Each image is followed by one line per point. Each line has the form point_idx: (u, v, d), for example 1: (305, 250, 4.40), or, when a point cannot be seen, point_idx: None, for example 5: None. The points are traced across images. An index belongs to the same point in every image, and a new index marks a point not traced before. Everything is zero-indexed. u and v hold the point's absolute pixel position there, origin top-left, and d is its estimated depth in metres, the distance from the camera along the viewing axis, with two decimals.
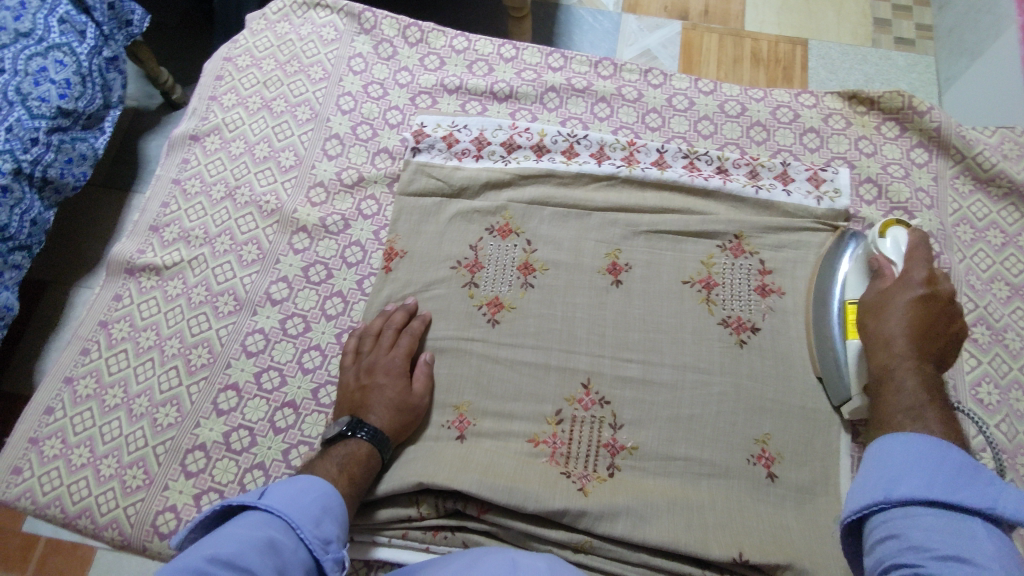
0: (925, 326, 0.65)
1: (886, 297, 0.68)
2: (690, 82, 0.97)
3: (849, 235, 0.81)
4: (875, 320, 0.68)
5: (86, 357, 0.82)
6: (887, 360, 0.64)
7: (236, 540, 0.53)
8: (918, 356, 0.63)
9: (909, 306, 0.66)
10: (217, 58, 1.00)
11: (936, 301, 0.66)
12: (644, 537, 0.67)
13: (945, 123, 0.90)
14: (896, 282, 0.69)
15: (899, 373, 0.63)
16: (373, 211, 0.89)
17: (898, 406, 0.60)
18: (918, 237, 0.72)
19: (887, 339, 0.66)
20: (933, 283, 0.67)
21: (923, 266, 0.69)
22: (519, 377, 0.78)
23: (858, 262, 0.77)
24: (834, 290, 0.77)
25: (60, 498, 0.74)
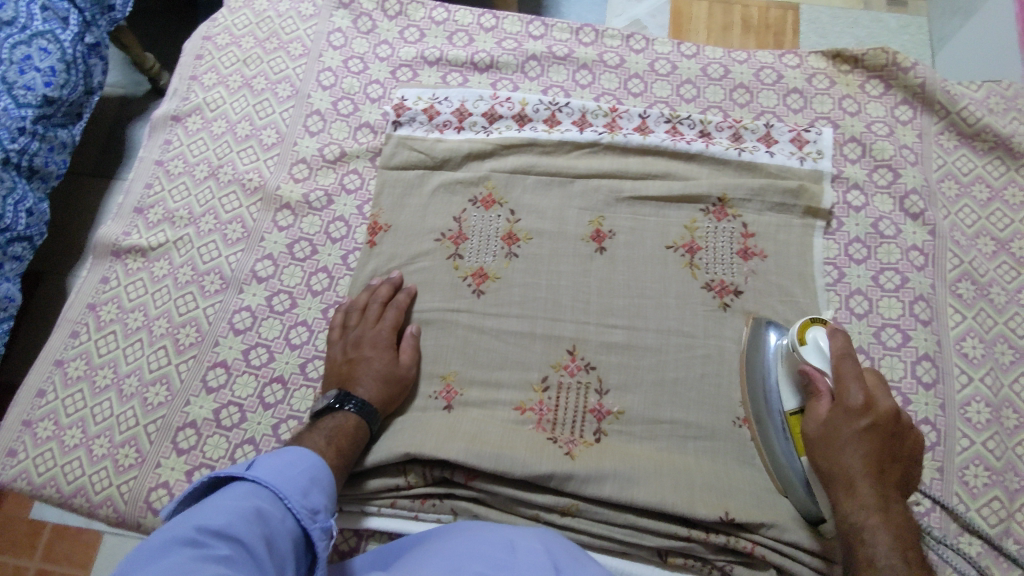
0: (877, 460, 0.63)
1: (832, 429, 0.65)
2: (673, 46, 0.96)
3: (765, 324, 0.76)
4: (826, 457, 0.65)
5: (76, 340, 0.82)
6: (853, 509, 0.61)
7: (226, 510, 0.54)
8: (883, 504, 0.61)
9: (857, 441, 0.63)
10: (195, 37, 0.99)
11: (881, 428, 0.64)
12: (631, 498, 0.68)
13: (929, 79, 0.89)
14: (837, 408, 0.65)
15: (870, 532, 0.60)
16: (356, 186, 0.89)
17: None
18: (842, 342, 0.68)
19: (848, 481, 0.63)
20: (872, 404, 0.64)
21: (858, 383, 0.65)
22: (504, 347, 0.79)
23: (786, 364, 0.72)
24: (771, 400, 0.72)
25: (55, 478, 0.75)
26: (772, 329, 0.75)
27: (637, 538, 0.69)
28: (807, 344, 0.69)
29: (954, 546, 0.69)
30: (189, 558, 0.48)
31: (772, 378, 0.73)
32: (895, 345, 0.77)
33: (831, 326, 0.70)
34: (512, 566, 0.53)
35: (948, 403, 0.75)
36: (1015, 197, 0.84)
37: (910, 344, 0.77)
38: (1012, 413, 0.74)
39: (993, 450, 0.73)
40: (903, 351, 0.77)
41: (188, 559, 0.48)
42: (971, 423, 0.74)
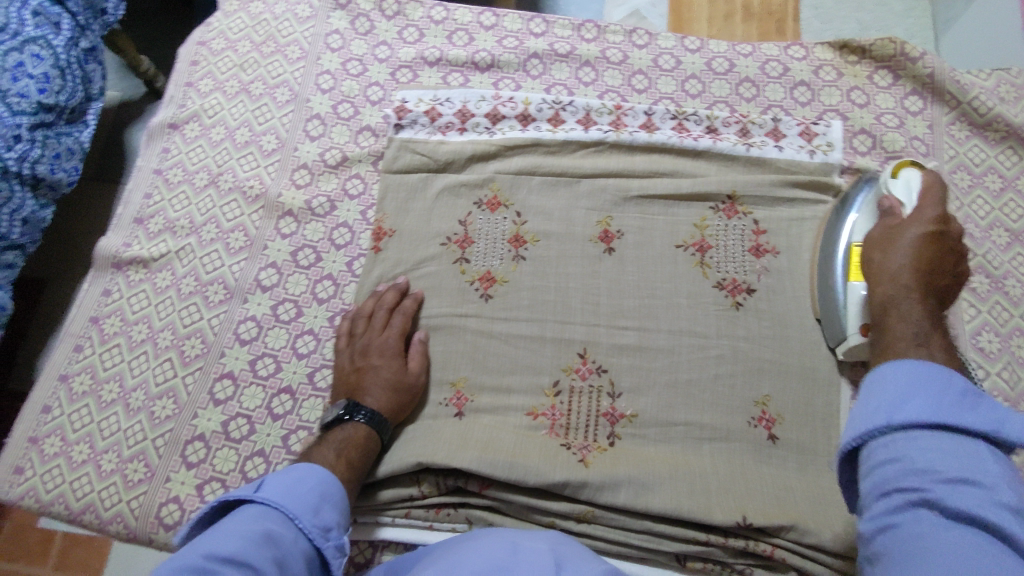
0: (929, 261, 0.60)
1: (896, 233, 0.65)
2: (676, 41, 0.95)
3: (866, 180, 0.78)
4: (882, 254, 0.64)
5: (80, 354, 0.81)
6: (892, 290, 0.60)
7: (236, 535, 0.52)
8: (924, 291, 0.59)
9: (913, 241, 0.62)
10: (191, 42, 0.97)
11: (945, 240, 0.62)
12: (647, 505, 0.67)
13: (938, 68, 0.87)
14: (907, 219, 0.65)
15: (903, 306, 0.58)
16: (359, 190, 0.88)
17: (904, 333, 0.55)
18: (932, 177, 0.68)
19: (893, 270, 0.62)
20: (943, 222, 0.63)
21: (937, 205, 0.65)
22: (514, 351, 0.78)
23: (869, 205, 0.74)
24: (841, 235, 0.75)
25: (64, 494, 0.74)
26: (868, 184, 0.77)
27: (655, 543, 0.68)
28: (896, 180, 0.71)
29: None
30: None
31: (848, 218, 0.76)
32: None
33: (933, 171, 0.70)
34: (514, 568, 0.50)
35: None
36: None
37: None
38: None
39: None
40: None
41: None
42: None
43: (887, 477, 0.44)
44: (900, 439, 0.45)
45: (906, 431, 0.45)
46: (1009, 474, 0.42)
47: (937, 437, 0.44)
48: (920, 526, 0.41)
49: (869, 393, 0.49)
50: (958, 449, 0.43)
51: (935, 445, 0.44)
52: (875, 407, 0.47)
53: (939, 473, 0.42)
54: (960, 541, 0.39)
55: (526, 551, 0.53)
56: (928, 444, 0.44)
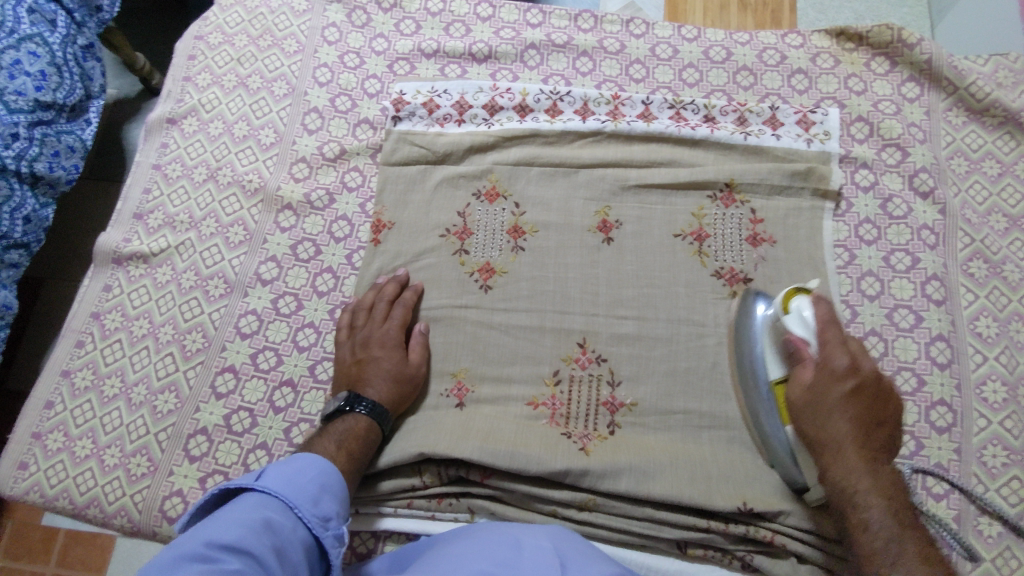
0: (864, 425, 0.62)
1: (818, 394, 0.63)
2: (673, 30, 0.95)
3: (753, 294, 0.74)
4: (813, 424, 0.64)
5: (81, 349, 0.81)
6: (841, 475, 0.61)
7: (235, 523, 0.53)
8: (870, 465, 0.61)
9: (843, 407, 0.62)
10: (188, 37, 0.97)
11: (866, 391, 0.63)
12: (648, 492, 0.68)
13: (936, 54, 0.87)
14: (821, 374, 0.64)
15: (861, 495, 0.59)
16: (357, 183, 0.88)
17: (873, 546, 0.58)
18: (825, 311, 0.65)
19: (838, 445, 0.62)
20: (856, 367, 0.63)
21: (843, 350, 0.64)
22: (514, 341, 0.78)
23: (771, 336, 0.70)
24: (756, 372, 0.70)
25: (68, 489, 0.75)
26: (756, 298, 0.73)
27: (656, 530, 0.68)
28: (791, 313, 0.67)
29: (973, 527, 0.69)
30: (202, 571, 0.47)
31: (759, 349, 0.71)
32: (909, 326, 0.77)
33: (817, 295, 0.67)
34: (517, 566, 0.51)
35: (963, 385, 0.74)
36: None
37: (924, 325, 0.76)
38: None
39: (1011, 429, 0.72)
40: (917, 332, 0.76)
41: (200, 571, 0.47)
42: (987, 403, 0.73)
43: None
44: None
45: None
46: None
47: None
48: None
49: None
50: None
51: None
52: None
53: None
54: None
55: (531, 549, 0.54)
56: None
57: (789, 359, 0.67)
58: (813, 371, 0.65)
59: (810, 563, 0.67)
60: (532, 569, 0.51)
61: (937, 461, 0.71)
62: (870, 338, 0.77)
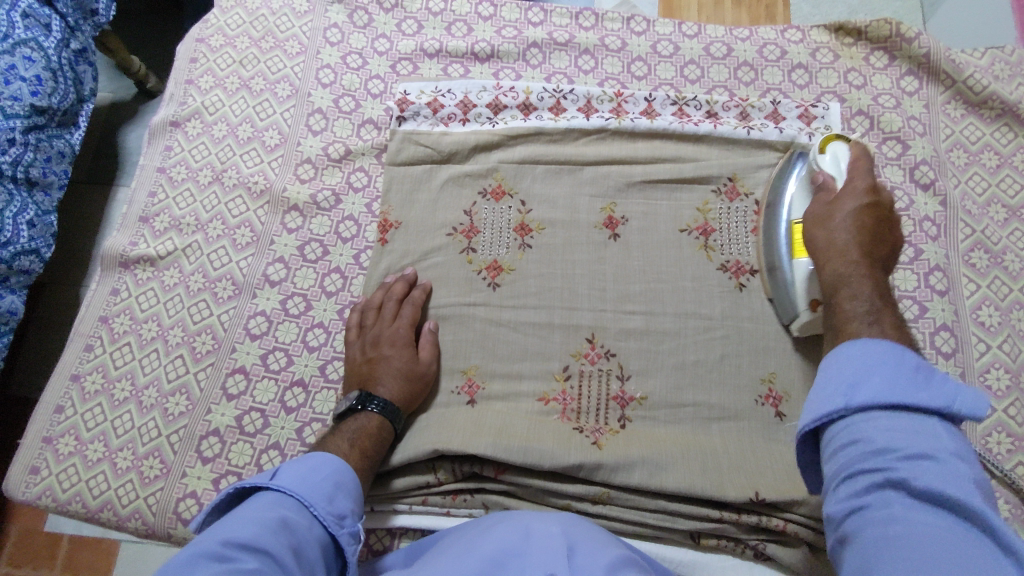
0: (872, 234, 0.61)
1: (835, 208, 0.64)
2: (674, 26, 0.95)
3: (796, 157, 0.79)
4: (824, 232, 0.64)
5: (90, 353, 0.81)
6: (838, 268, 0.59)
7: (252, 522, 0.53)
8: (868, 264, 0.59)
9: (853, 216, 0.62)
10: (189, 39, 0.97)
11: (882, 211, 0.63)
12: (661, 485, 0.68)
13: (934, 48, 0.88)
14: (840, 193, 0.65)
15: (852, 281, 0.57)
16: (363, 183, 0.88)
17: (852, 313, 0.55)
18: (858, 148, 0.69)
19: (840, 246, 0.61)
20: (877, 191, 0.64)
21: (868, 178, 0.65)
22: (523, 338, 0.78)
23: (801, 183, 0.75)
24: (782, 212, 0.76)
25: (81, 492, 0.75)
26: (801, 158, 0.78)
27: (669, 522, 0.69)
28: (825, 155, 0.71)
29: None
30: (220, 570, 0.47)
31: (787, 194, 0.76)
32: (913, 316, 0.78)
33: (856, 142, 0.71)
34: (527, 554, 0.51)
35: (967, 373, 0.75)
36: None
37: (928, 315, 0.78)
38: None
39: (1015, 416, 0.73)
40: (921, 322, 0.77)
41: (218, 570, 0.47)
42: (991, 391, 0.74)
43: (852, 459, 0.44)
44: (858, 420, 0.45)
45: (862, 412, 0.45)
46: (963, 447, 0.43)
47: (892, 418, 0.44)
48: (888, 506, 0.41)
49: (825, 379, 0.49)
50: (914, 427, 0.43)
51: (889, 424, 0.44)
52: (832, 390, 0.47)
53: (901, 449, 0.42)
54: (933, 517, 0.39)
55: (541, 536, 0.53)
56: (886, 422, 0.44)
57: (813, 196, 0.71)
58: (834, 193, 0.66)
59: (822, 551, 0.68)
60: (542, 556, 0.50)
61: None
62: None
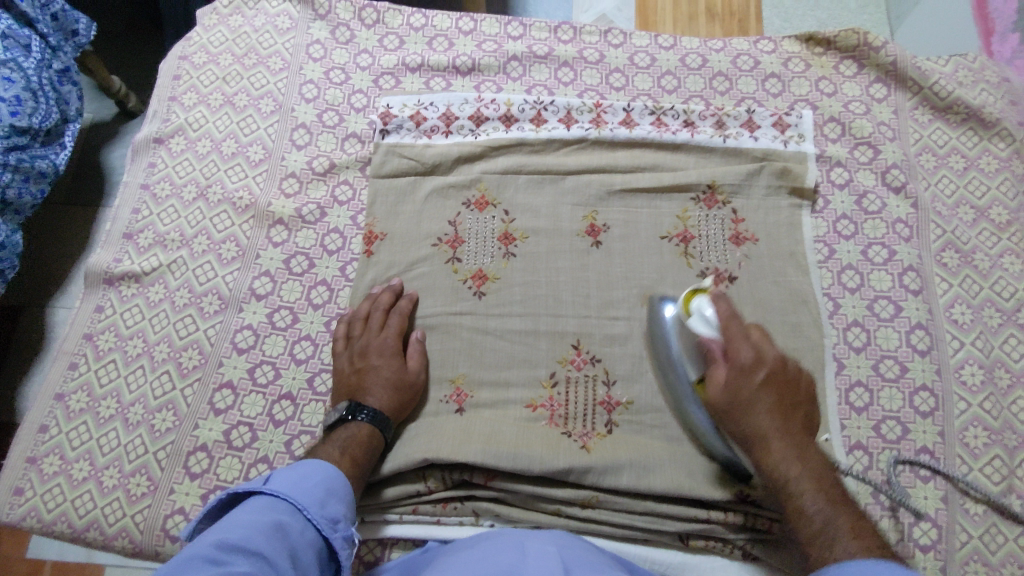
0: (783, 413, 0.63)
1: (734, 392, 0.64)
2: (650, 39, 0.98)
3: (659, 300, 0.77)
4: (738, 422, 0.64)
5: (75, 372, 0.81)
6: (773, 466, 0.61)
7: (244, 526, 0.53)
8: (798, 451, 0.61)
9: (760, 402, 0.63)
10: (172, 57, 0.97)
11: (777, 378, 0.64)
12: (649, 486, 0.69)
13: (900, 56, 0.92)
14: (732, 370, 0.65)
15: (796, 483, 0.60)
16: (348, 197, 0.89)
17: (814, 529, 0.57)
18: (726, 307, 0.69)
19: (765, 439, 0.62)
20: (761, 357, 0.65)
21: (748, 342, 0.66)
22: (510, 346, 0.79)
23: (681, 337, 0.73)
24: (678, 372, 0.73)
25: (66, 513, 0.74)
26: (666, 301, 0.76)
27: (658, 524, 0.70)
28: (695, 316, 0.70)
29: (961, 507, 0.71)
30: None
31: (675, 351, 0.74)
32: (889, 316, 0.80)
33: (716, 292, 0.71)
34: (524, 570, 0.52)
35: (943, 370, 0.77)
36: (990, 165, 0.87)
37: (903, 314, 0.80)
38: (1005, 372, 0.77)
39: (990, 410, 0.75)
40: (897, 321, 0.79)
41: None
42: (967, 386, 0.76)
43: None
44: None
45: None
46: None
47: None
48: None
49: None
50: None
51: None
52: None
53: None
54: None
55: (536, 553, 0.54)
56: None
57: (702, 359, 0.70)
58: (725, 367, 0.66)
59: None
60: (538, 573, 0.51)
61: (923, 445, 0.74)
62: (854, 328, 0.80)
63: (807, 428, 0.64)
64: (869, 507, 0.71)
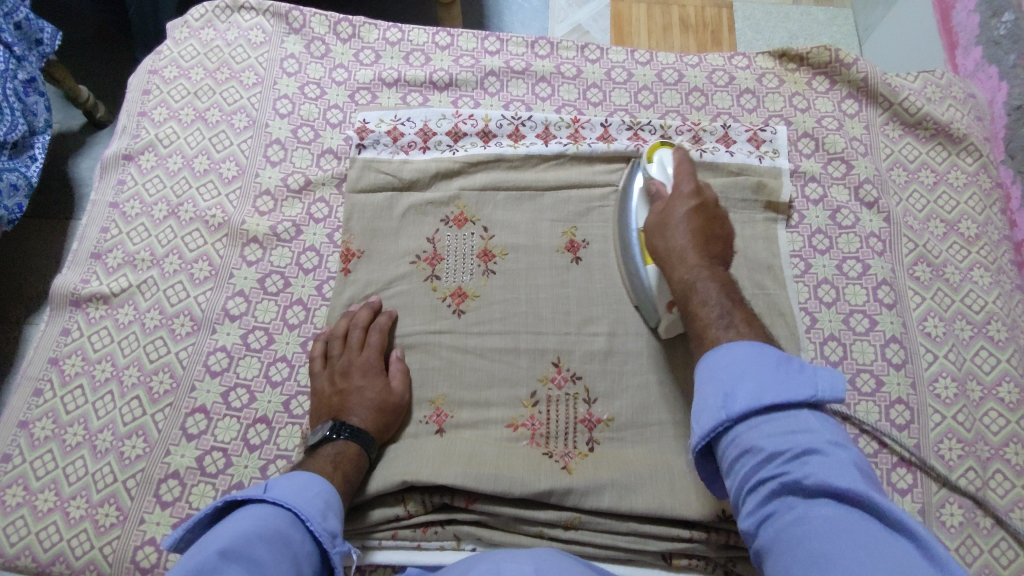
0: (703, 233, 0.68)
1: (667, 211, 0.71)
2: (627, 54, 0.98)
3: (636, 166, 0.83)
4: (662, 238, 0.70)
5: (40, 399, 0.78)
6: (685, 274, 0.66)
7: (246, 534, 0.52)
8: (708, 263, 0.66)
9: (685, 219, 0.69)
10: (141, 72, 0.95)
11: (708, 208, 0.70)
12: (631, 506, 0.69)
13: (871, 73, 0.93)
14: (671, 197, 0.72)
15: (700, 286, 0.64)
16: (324, 214, 0.87)
17: (709, 320, 0.61)
18: (681, 153, 0.76)
19: (682, 252, 0.67)
20: (701, 190, 0.72)
21: (690, 177, 0.73)
22: (490, 364, 0.78)
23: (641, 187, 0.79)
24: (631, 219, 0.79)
25: (30, 546, 0.71)
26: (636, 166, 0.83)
27: (640, 544, 0.70)
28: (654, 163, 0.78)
29: (936, 518, 0.72)
30: None
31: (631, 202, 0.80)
32: (864, 330, 0.81)
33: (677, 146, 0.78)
34: None
35: (918, 383, 0.78)
36: (959, 179, 0.89)
37: (878, 328, 0.81)
38: (976, 384, 0.78)
39: (963, 422, 0.76)
40: (872, 335, 0.80)
41: None
42: (940, 399, 0.77)
43: (748, 468, 0.50)
44: (739, 430, 0.52)
45: (742, 420, 0.52)
46: (831, 432, 0.50)
47: (770, 421, 0.51)
48: (790, 512, 0.46)
49: (705, 390, 0.55)
50: (787, 425, 0.50)
51: (767, 427, 0.50)
52: (710, 401, 0.54)
53: (784, 450, 0.49)
54: (828, 513, 0.45)
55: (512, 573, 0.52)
56: (763, 426, 0.51)
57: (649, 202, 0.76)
58: (664, 200, 0.73)
59: None
60: None
61: (900, 458, 0.75)
62: (830, 342, 0.81)
63: (724, 255, 0.68)
64: None
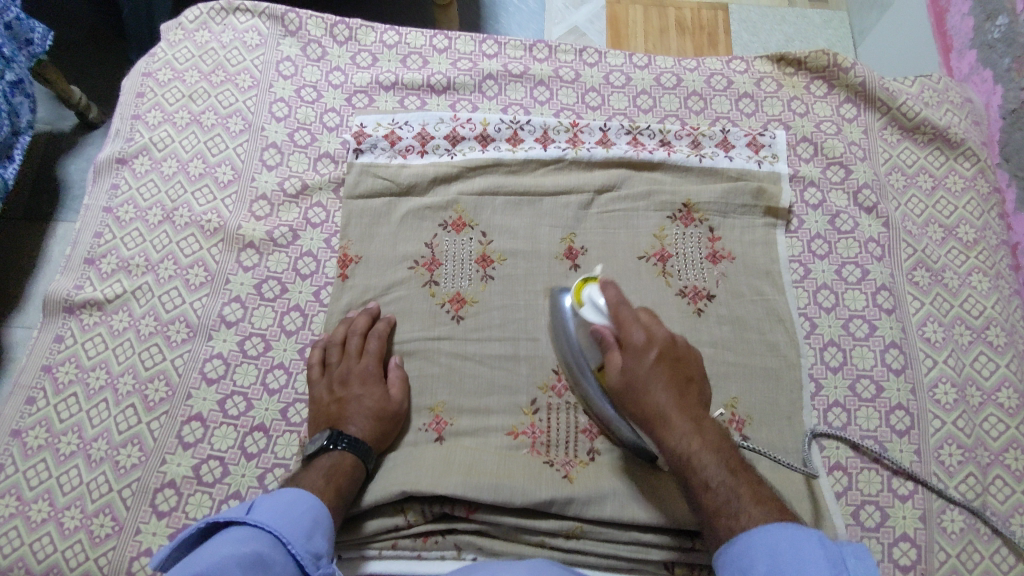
0: (675, 392, 0.63)
1: (631, 374, 0.65)
2: (625, 58, 0.98)
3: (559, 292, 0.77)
4: (638, 405, 0.64)
5: (33, 407, 0.76)
6: (673, 445, 0.61)
7: (222, 559, 0.52)
8: (695, 427, 0.62)
9: (654, 380, 0.64)
10: (135, 74, 0.94)
11: (668, 355, 0.66)
12: (633, 515, 0.69)
13: (869, 77, 0.93)
14: (626, 355, 0.66)
15: (696, 459, 0.60)
16: (321, 219, 0.86)
17: (718, 501, 0.58)
18: (614, 290, 0.70)
19: (664, 419, 0.62)
20: (652, 337, 0.66)
21: (637, 324, 0.67)
22: (489, 371, 0.78)
23: (577, 326, 0.73)
24: (582, 363, 0.73)
25: (23, 557, 0.69)
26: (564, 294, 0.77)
27: (642, 553, 0.69)
28: (585, 305, 0.72)
29: (938, 525, 0.72)
30: None
31: (575, 344, 0.74)
32: (864, 335, 0.81)
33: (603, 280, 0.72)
34: None
35: (918, 389, 0.78)
36: (957, 184, 0.89)
37: (878, 333, 0.81)
38: (976, 390, 0.78)
39: (963, 428, 0.76)
40: (872, 340, 0.80)
41: None
42: (940, 405, 0.77)
43: None
44: None
45: None
46: None
47: None
48: None
49: None
50: None
51: None
52: None
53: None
54: None
55: None
56: None
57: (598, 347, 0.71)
58: (622, 354, 0.67)
59: None
60: None
61: (901, 463, 0.75)
62: (831, 347, 0.80)
63: (702, 399, 0.65)
64: (848, 528, 0.72)
